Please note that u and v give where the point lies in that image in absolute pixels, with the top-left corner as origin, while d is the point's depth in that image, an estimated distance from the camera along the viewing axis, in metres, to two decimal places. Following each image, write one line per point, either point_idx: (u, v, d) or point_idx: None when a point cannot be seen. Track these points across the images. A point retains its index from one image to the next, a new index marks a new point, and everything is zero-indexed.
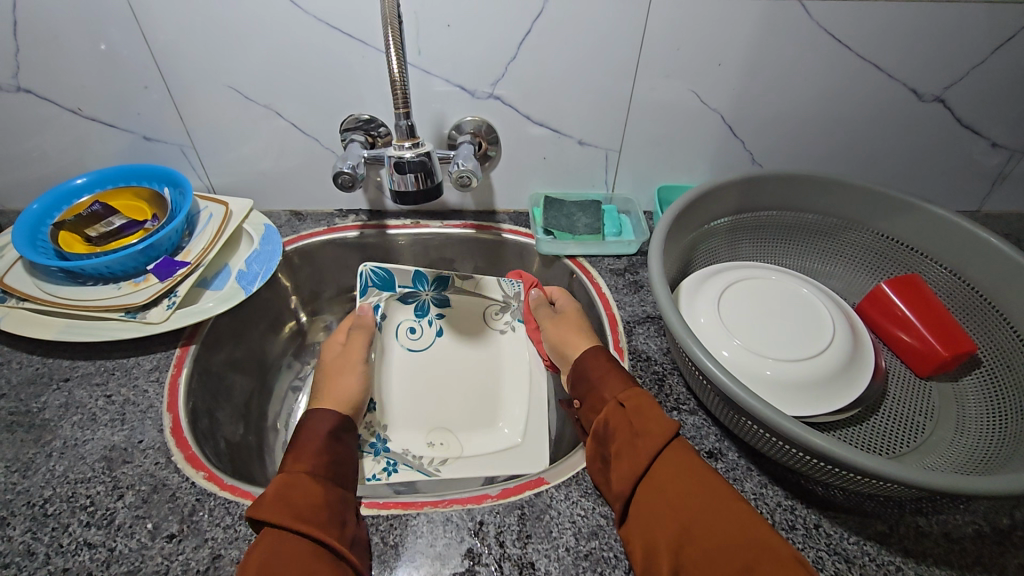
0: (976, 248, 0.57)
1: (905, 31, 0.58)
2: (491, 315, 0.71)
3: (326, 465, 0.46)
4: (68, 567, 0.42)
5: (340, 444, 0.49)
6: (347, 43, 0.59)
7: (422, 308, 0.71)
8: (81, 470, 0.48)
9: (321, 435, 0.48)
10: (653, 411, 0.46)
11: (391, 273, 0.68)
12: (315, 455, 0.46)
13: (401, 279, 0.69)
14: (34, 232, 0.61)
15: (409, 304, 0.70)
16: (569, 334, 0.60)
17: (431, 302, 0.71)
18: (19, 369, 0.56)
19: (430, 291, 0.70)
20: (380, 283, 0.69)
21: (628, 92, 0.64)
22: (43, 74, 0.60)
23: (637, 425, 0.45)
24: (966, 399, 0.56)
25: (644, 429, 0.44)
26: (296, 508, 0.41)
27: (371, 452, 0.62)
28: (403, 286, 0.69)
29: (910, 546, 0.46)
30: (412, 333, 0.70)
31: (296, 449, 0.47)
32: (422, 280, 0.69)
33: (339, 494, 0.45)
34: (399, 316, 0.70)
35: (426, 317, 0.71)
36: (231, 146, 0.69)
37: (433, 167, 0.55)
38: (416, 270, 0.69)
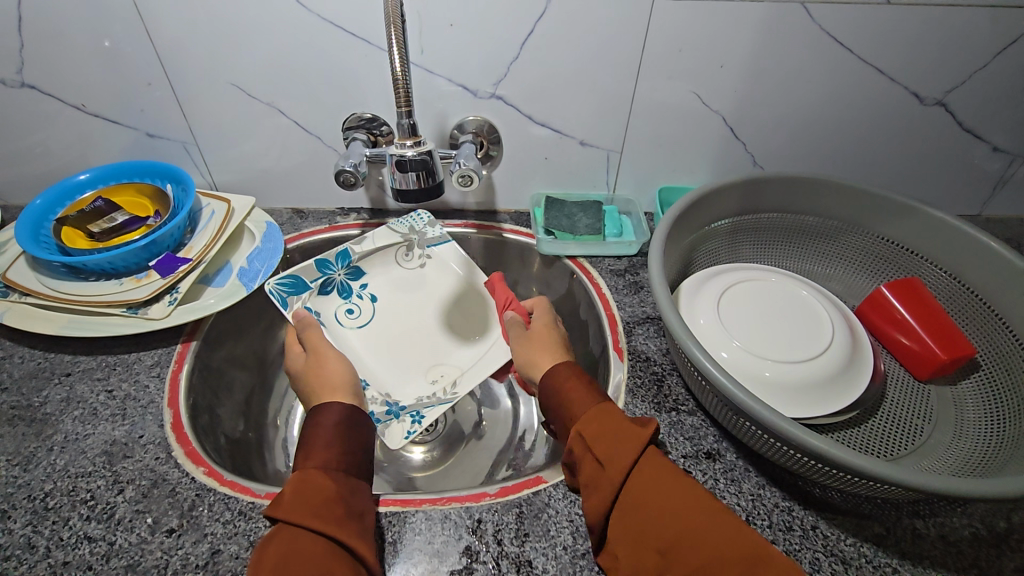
0: (976, 252, 0.57)
1: (907, 35, 0.58)
2: (401, 258, 0.72)
3: (337, 458, 0.46)
4: (68, 560, 0.42)
5: (353, 433, 0.49)
6: (350, 42, 0.59)
7: (344, 289, 0.69)
8: (81, 464, 0.48)
9: (332, 429, 0.48)
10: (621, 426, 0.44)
11: (296, 274, 0.65)
12: (326, 449, 0.46)
13: (309, 276, 0.66)
14: (37, 227, 0.61)
15: (330, 293, 0.68)
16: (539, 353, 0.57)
17: (348, 280, 0.70)
18: (21, 363, 0.56)
19: (341, 270, 0.69)
20: (292, 289, 0.65)
21: (629, 94, 0.64)
22: (48, 70, 0.61)
23: (604, 449, 0.43)
24: (964, 402, 0.56)
25: (609, 453, 0.42)
26: (312, 505, 0.41)
27: (392, 416, 0.61)
28: (314, 281, 0.67)
29: (906, 548, 0.46)
30: (350, 313, 0.69)
31: (309, 443, 0.47)
32: (342, 258, 0.69)
33: (353, 489, 0.44)
34: (330, 307, 0.68)
35: (352, 295, 0.70)
36: (234, 143, 0.69)
37: (435, 166, 0.55)
38: (318, 260, 0.67)
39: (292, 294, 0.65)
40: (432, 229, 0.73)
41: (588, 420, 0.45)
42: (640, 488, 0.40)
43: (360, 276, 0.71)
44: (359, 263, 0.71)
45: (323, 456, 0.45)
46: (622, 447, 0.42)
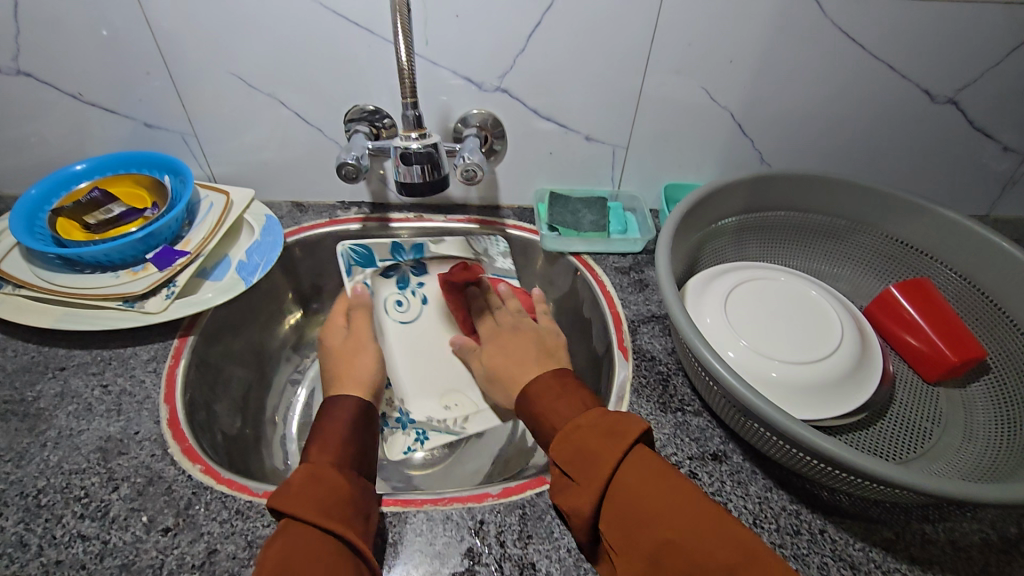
0: (987, 253, 0.56)
1: (921, 31, 0.57)
2: (460, 275, 0.74)
3: (351, 457, 0.45)
4: (61, 559, 0.41)
5: (366, 435, 0.48)
6: (353, 31, 0.58)
7: (402, 280, 0.74)
8: (75, 461, 0.47)
9: (347, 425, 0.48)
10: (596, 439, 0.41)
11: (369, 248, 0.71)
12: (340, 447, 0.45)
13: (380, 253, 0.72)
14: (31, 218, 0.60)
15: (390, 278, 0.73)
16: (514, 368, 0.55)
17: (409, 273, 0.75)
18: (15, 357, 0.55)
19: (408, 261, 0.74)
20: (360, 260, 0.71)
21: (637, 88, 0.63)
22: (43, 58, 0.59)
23: (583, 462, 0.40)
24: (974, 405, 0.56)
25: (588, 463, 0.40)
26: (322, 501, 0.40)
27: (398, 426, 0.65)
28: (383, 260, 0.73)
29: (916, 553, 0.45)
30: (399, 305, 0.73)
31: (322, 437, 0.46)
32: (400, 251, 0.73)
33: (362, 489, 0.43)
34: (384, 291, 0.73)
35: (407, 288, 0.74)
36: (233, 134, 0.68)
37: (440, 159, 0.54)
38: (393, 242, 0.72)
39: (361, 265, 0.71)
40: (503, 260, 0.74)
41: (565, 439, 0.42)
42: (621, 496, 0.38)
43: (422, 274, 0.75)
44: (427, 261, 0.74)
45: (335, 453, 0.45)
46: (601, 457, 0.39)
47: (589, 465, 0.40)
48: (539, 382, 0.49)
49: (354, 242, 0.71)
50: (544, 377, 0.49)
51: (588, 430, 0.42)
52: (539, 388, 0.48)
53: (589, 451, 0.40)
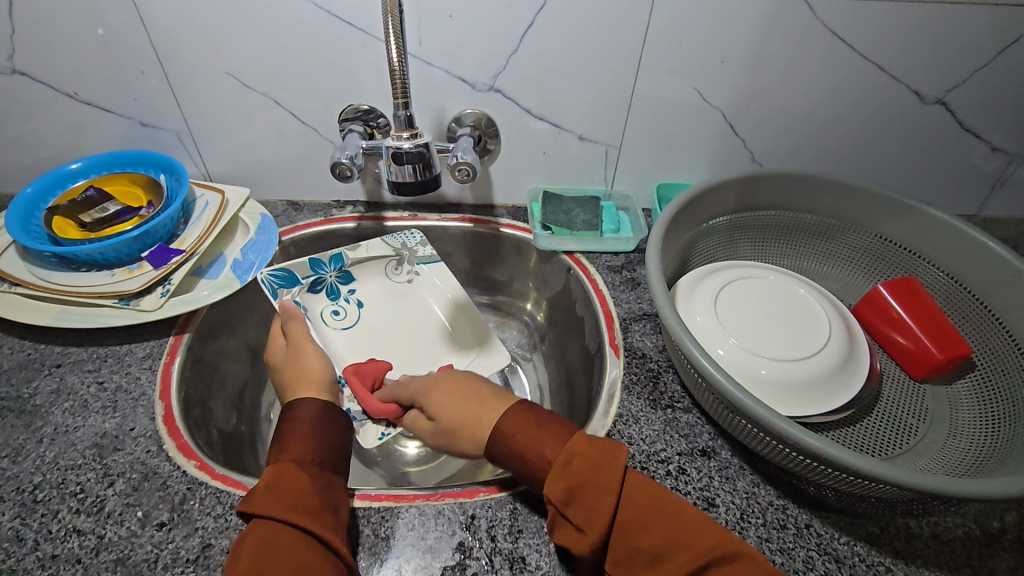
0: (974, 252, 0.57)
1: (908, 32, 0.58)
2: (391, 272, 0.73)
3: (314, 452, 0.45)
4: (57, 554, 0.42)
5: (331, 424, 0.48)
6: (347, 32, 0.58)
7: (333, 291, 0.70)
8: (71, 457, 0.48)
9: (308, 422, 0.47)
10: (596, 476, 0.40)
11: (289, 269, 0.66)
12: (303, 443, 0.46)
13: (302, 272, 0.67)
14: (27, 217, 0.60)
15: (319, 293, 0.69)
16: (472, 415, 0.47)
17: (337, 283, 0.71)
18: (11, 354, 0.56)
19: (333, 272, 0.70)
20: (284, 282, 0.65)
21: (629, 89, 0.63)
22: (39, 57, 0.60)
23: (584, 503, 0.40)
24: (960, 402, 0.56)
25: (591, 505, 0.39)
26: (288, 499, 0.40)
27: (365, 415, 0.60)
28: (307, 278, 0.67)
29: (900, 547, 0.46)
30: (336, 314, 0.69)
31: (286, 436, 0.46)
32: (337, 260, 0.70)
33: (329, 481, 0.44)
34: (317, 306, 0.68)
35: (340, 297, 0.70)
36: (228, 134, 0.68)
37: (432, 158, 0.54)
38: (313, 257, 0.68)
39: (284, 287, 0.65)
40: (423, 247, 0.74)
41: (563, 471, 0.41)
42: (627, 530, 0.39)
43: (350, 281, 0.71)
44: (351, 268, 0.71)
45: (299, 450, 0.45)
46: (602, 494, 0.39)
47: (592, 508, 0.39)
48: (505, 429, 0.45)
49: (273, 265, 0.65)
50: (512, 411, 0.46)
51: (582, 464, 0.41)
52: (511, 421, 0.45)
53: (589, 492, 0.40)
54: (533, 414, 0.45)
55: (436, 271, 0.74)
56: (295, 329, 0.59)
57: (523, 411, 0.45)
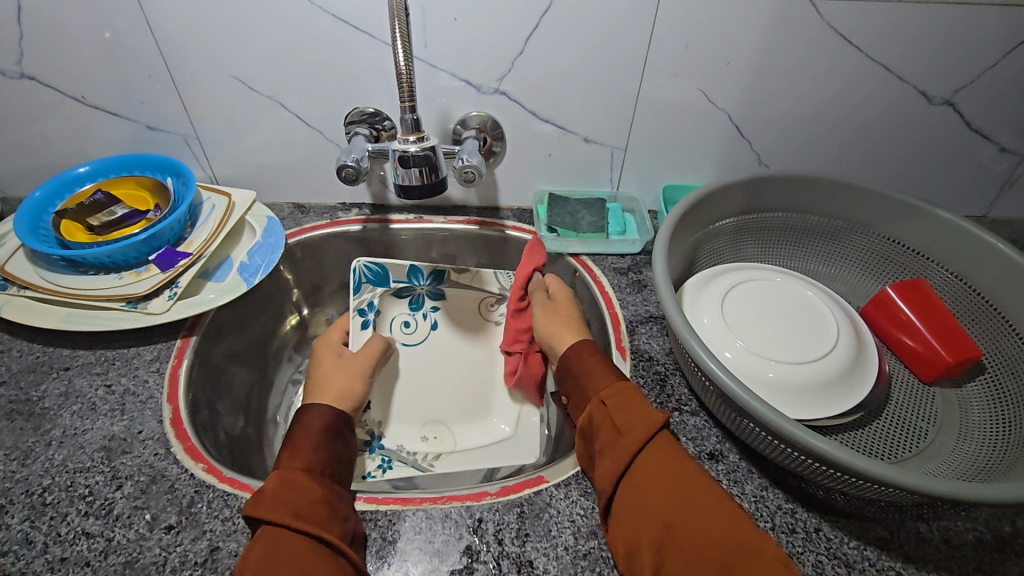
0: (983, 254, 0.57)
1: (917, 30, 0.57)
2: (485, 308, 0.72)
3: (323, 463, 0.45)
4: (66, 556, 0.42)
5: (339, 443, 0.48)
6: (353, 35, 0.58)
7: (416, 303, 0.71)
8: (80, 460, 0.48)
9: (317, 436, 0.47)
10: (634, 406, 0.45)
11: (384, 267, 0.68)
12: (312, 453, 0.45)
13: (395, 274, 0.69)
14: (36, 220, 0.60)
15: (404, 299, 0.71)
16: (555, 326, 0.59)
17: (426, 297, 0.72)
18: (20, 357, 0.56)
19: (425, 286, 0.71)
20: (373, 278, 0.68)
21: (635, 91, 0.63)
22: (48, 62, 0.60)
23: (622, 416, 0.45)
24: (969, 405, 0.56)
25: (628, 425, 0.44)
26: (294, 507, 0.40)
27: (367, 451, 0.64)
28: (396, 282, 0.69)
29: (910, 552, 0.45)
30: (406, 326, 0.71)
31: (292, 445, 0.45)
32: (416, 274, 0.70)
33: (337, 492, 0.43)
34: (393, 311, 0.70)
35: (419, 311, 0.71)
36: (233, 136, 0.68)
37: (438, 161, 0.54)
38: (412, 266, 0.69)
39: (371, 283, 0.68)
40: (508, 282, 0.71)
41: (611, 395, 0.47)
42: (647, 465, 0.42)
43: (438, 300, 0.72)
44: (444, 288, 0.71)
45: (307, 459, 0.44)
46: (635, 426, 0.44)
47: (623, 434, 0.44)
48: (580, 348, 0.53)
49: (369, 259, 0.67)
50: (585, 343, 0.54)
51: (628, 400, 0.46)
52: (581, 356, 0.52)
53: (630, 415, 0.44)
54: (596, 353, 0.52)
55: None
56: (370, 346, 0.61)
57: (586, 347, 0.53)
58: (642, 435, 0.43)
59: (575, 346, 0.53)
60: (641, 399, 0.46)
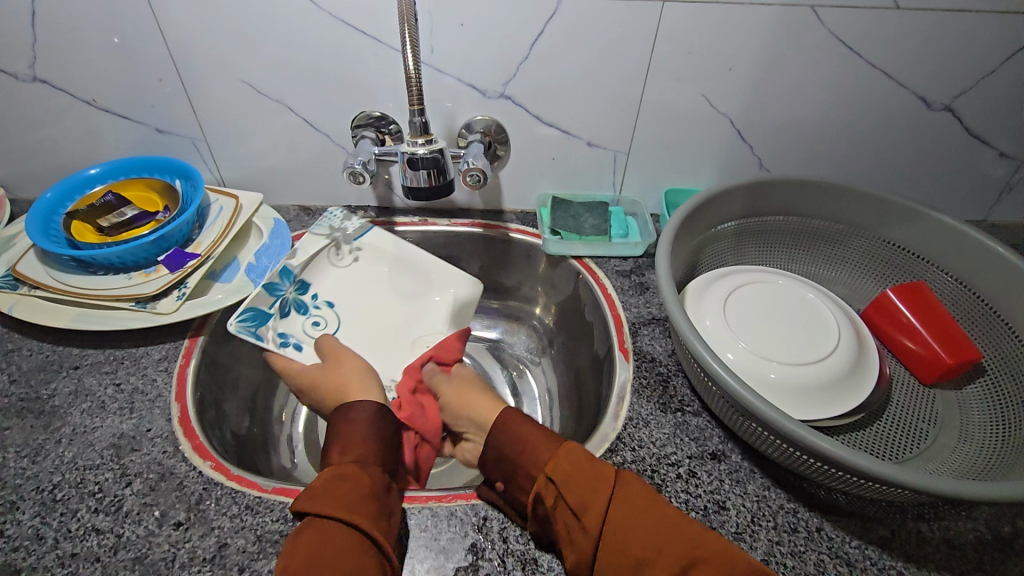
0: (983, 256, 0.57)
1: (915, 38, 0.58)
2: (334, 259, 0.71)
3: (374, 455, 0.45)
4: (76, 552, 0.43)
5: (387, 428, 0.48)
6: (361, 40, 0.59)
7: (300, 305, 0.67)
8: (89, 457, 0.49)
9: (367, 428, 0.47)
10: (584, 476, 0.42)
11: (252, 306, 0.60)
12: (361, 444, 0.45)
13: (264, 302, 0.62)
14: (47, 221, 0.61)
15: (288, 315, 0.65)
16: (469, 398, 0.55)
17: (299, 296, 0.67)
18: (30, 356, 0.57)
19: (292, 288, 0.66)
20: (257, 321, 0.60)
21: (638, 96, 0.64)
22: (60, 65, 0.61)
23: (575, 491, 0.41)
24: (969, 407, 0.56)
25: (585, 495, 0.41)
26: (347, 500, 0.40)
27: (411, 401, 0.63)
28: (273, 306, 0.63)
29: (911, 551, 0.46)
30: (316, 325, 0.67)
31: (342, 439, 0.46)
32: (287, 275, 0.65)
33: (387, 486, 0.44)
34: (297, 326, 0.65)
35: (310, 309, 0.67)
36: (241, 139, 0.69)
37: (446, 164, 0.55)
38: (267, 284, 0.62)
39: (259, 326, 0.60)
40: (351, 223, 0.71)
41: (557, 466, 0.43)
42: (617, 530, 0.39)
43: (308, 288, 0.68)
44: (304, 276, 0.68)
45: (359, 451, 0.45)
46: (591, 502, 0.40)
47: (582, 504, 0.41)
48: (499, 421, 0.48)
49: (235, 316, 0.59)
50: (509, 414, 0.48)
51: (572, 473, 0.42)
52: (506, 429, 0.47)
53: (583, 478, 0.42)
54: (518, 419, 0.48)
55: (376, 236, 0.72)
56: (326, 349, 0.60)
57: (513, 415, 0.48)
58: (603, 495, 0.40)
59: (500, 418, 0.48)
60: (591, 464, 0.43)
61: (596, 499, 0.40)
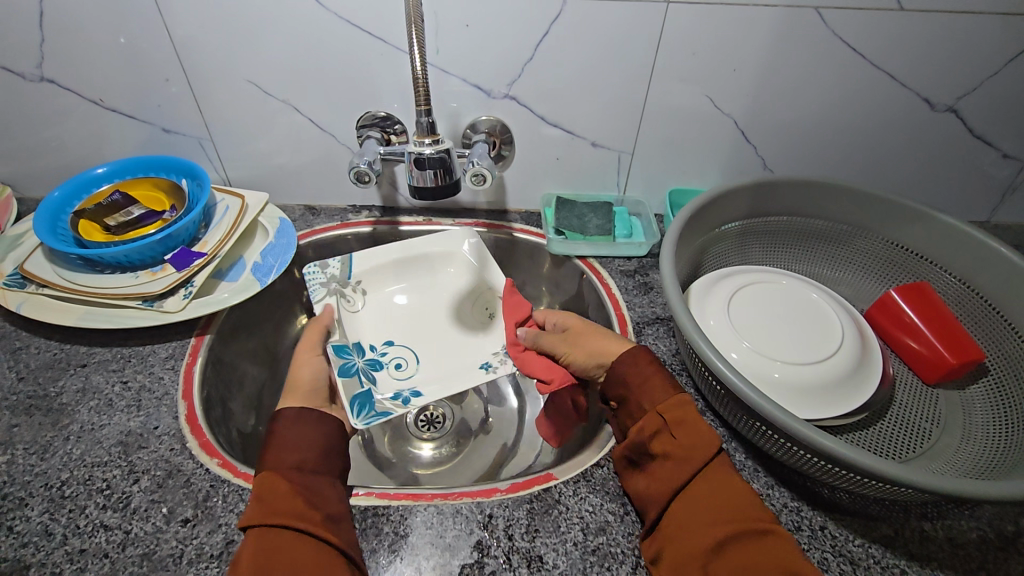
0: (986, 257, 0.58)
1: (918, 40, 0.59)
2: (350, 306, 0.69)
3: (303, 457, 0.45)
4: (85, 548, 0.43)
5: (313, 427, 0.48)
6: (367, 41, 0.60)
7: (374, 364, 0.65)
8: (97, 454, 0.49)
9: (291, 434, 0.47)
10: (697, 422, 0.45)
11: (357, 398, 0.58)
12: (288, 449, 0.46)
13: (349, 386, 0.59)
14: (54, 220, 0.62)
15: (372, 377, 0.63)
16: (593, 343, 0.57)
17: (365, 360, 0.65)
18: (37, 354, 0.57)
19: (358, 359, 0.64)
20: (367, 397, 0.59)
21: (642, 97, 0.64)
22: (67, 65, 0.61)
23: (685, 432, 0.45)
24: (972, 407, 0.57)
25: (691, 439, 0.44)
26: (284, 505, 0.41)
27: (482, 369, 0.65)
28: (363, 380, 0.62)
29: (915, 550, 0.46)
30: (399, 367, 0.66)
31: (272, 446, 0.46)
32: (342, 348, 0.63)
33: (323, 483, 0.45)
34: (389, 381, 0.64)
35: (383, 360, 0.66)
36: (247, 140, 0.70)
37: (452, 164, 0.55)
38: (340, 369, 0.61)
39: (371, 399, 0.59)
40: (330, 266, 0.71)
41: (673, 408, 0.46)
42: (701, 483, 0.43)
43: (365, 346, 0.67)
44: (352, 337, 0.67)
45: (288, 455, 0.45)
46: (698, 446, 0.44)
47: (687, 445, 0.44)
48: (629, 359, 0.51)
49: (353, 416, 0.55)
50: (641, 352, 0.52)
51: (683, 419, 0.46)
52: (635, 364, 0.51)
53: (692, 426, 0.45)
54: (652, 362, 0.51)
55: (358, 262, 0.71)
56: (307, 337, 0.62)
57: (643, 354, 0.51)
58: (708, 448, 0.44)
59: (631, 354, 0.51)
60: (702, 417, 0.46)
61: (698, 448, 0.44)
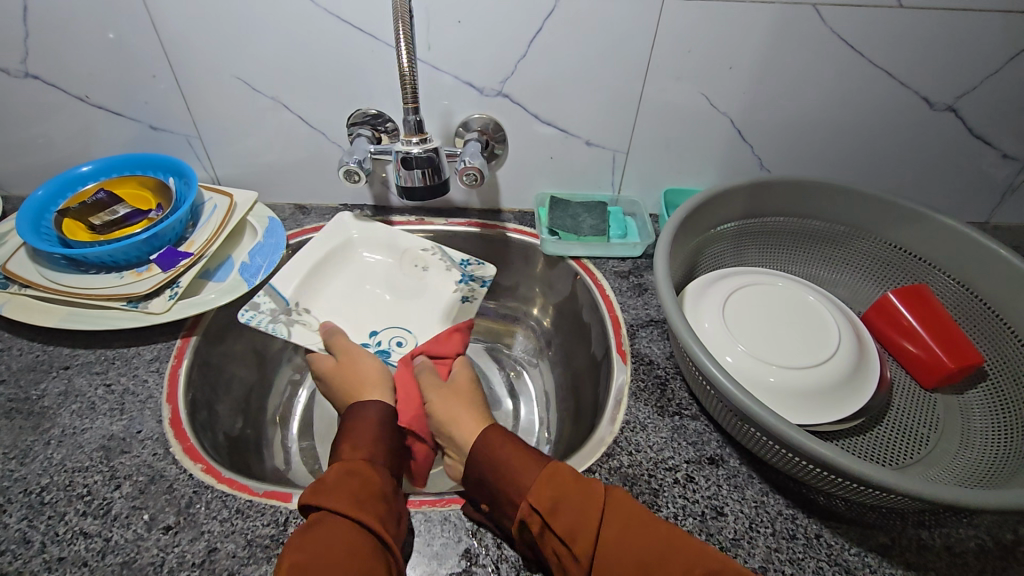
0: (985, 259, 0.57)
1: (918, 38, 0.57)
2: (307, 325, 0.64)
3: (380, 456, 0.46)
4: (63, 556, 0.42)
5: (392, 432, 0.49)
6: (357, 37, 0.58)
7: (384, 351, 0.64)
8: (78, 459, 0.48)
9: (375, 428, 0.48)
10: (575, 498, 0.41)
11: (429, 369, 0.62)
12: (370, 444, 0.47)
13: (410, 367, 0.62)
14: (38, 219, 0.60)
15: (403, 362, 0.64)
16: (452, 410, 0.53)
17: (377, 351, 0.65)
18: (19, 356, 0.56)
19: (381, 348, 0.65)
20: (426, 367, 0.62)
21: (637, 94, 0.63)
22: (51, 61, 0.60)
23: (559, 517, 0.40)
24: (971, 412, 0.56)
25: (576, 522, 0.39)
26: (355, 496, 0.41)
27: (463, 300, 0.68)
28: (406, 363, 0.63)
29: (911, 558, 0.45)
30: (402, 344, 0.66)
31: (350, 438, 0.47)
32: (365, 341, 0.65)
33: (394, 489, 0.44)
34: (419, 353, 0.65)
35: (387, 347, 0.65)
36: (236, 138, 0.68)
37: (441, 163, 0.54)
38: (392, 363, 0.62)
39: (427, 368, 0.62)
40: (258, 304, 0.62)
41: (539, 488, 0.42)
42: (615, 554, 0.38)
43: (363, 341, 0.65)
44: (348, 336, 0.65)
45: (366, 451, 0.46)
46: (584, 523, 0.39)
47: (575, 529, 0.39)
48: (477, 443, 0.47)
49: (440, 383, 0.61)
50: (489, 434, 0.47)
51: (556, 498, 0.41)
52: (483, 449, 0.46)
53: (572, 499, 0.41)
54: (501, 437, 0.47)
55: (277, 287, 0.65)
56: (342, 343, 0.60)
57: (496, 434, 0.47)
58: (597, 518, 0.39)
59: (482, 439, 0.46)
60: (583, 484, 0.42)
61: (590, 518, 0.39)
